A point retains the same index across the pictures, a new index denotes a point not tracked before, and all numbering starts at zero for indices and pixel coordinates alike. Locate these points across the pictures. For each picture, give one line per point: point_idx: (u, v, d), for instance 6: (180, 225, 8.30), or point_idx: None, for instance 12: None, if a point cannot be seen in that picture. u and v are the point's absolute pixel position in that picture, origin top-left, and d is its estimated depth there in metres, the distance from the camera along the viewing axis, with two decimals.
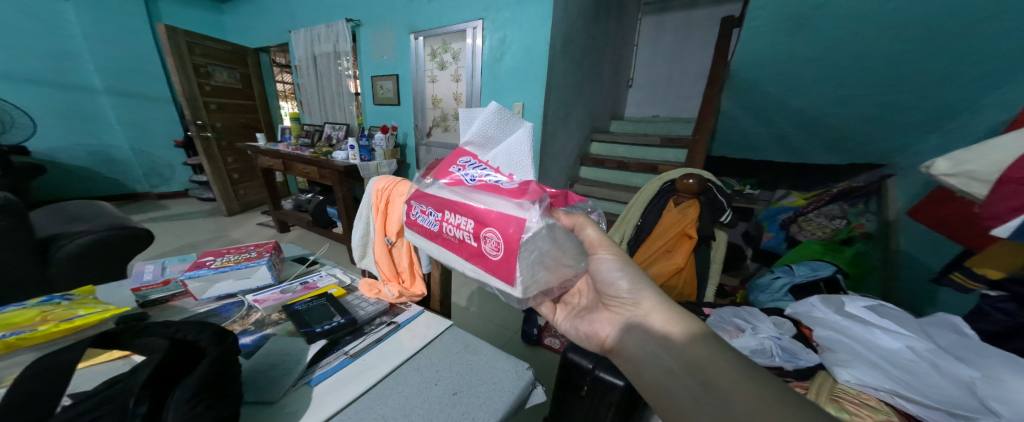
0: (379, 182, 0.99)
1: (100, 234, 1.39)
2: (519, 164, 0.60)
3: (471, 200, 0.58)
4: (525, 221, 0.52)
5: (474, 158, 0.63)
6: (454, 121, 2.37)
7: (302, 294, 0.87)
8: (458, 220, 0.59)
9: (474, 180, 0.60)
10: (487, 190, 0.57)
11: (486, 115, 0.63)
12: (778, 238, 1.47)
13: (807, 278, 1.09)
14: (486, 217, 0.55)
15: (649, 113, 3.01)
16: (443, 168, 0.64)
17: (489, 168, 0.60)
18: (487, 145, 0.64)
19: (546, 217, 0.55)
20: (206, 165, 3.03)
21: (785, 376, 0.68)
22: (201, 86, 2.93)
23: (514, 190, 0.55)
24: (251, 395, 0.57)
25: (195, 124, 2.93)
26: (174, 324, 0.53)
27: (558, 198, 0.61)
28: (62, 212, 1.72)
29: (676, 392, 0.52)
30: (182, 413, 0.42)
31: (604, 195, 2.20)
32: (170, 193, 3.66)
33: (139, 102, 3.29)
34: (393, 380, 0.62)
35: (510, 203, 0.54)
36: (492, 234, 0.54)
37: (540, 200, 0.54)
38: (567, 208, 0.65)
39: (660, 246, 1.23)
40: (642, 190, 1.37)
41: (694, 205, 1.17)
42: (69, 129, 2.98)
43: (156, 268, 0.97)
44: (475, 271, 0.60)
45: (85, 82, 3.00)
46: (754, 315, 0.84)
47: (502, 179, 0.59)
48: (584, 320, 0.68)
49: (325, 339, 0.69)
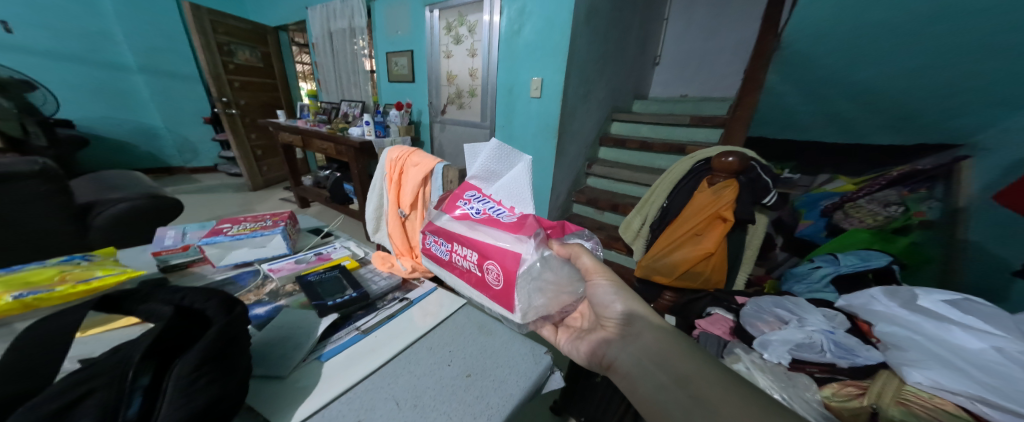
0: (392, 153, 0.95)
1: (132, 203, 1.44)
2: (520, 197, 0.64)
3: (475, 233, 0.60)
4: (521, 253, 0.54)
5: (479, 192, 0.66)
6: (469, 98, 2.26)
7: (317, 264, 0.85)
8: (463, 251, 0.61)
9: (478, 213, 0.62)
10: (488, 224, 0.59)
11: (490, 152, 0.67)
12: (817, 225, 1.36)
13: (854, 269, 1.00)
14: (487, 250, 0.57)
15: (676, 93, 2.81)
16: (452, 202, 0.66)
17: (492, 202, 0.64)
18: (490, 179, 0.67)
19: (542, 248, 0.56)
20: (232, 140, 3.06)
21: (837, 374, 0.66)
22: (225, 64, 2.93)
23: (511, 224, 0.58)
24: (261, 368, 0.54)
25: (220, 102, 2.94)
26: (181, 290, 0.50)
27: (554, 230, 0.60)
28: (99, 181, 1.77)
29: (668, 406, 0.48)
30: (183, 386, 0.39)
31: (624, 177, 2.10)
32: (201, 169, 3.73)
33: (174, 83, 3.35)
34: (402, 360, 0.58)
35: (510, 236, 0.56)
36: (492, 265, 0.56)
37: (536, 234, 0.55)
38: (562, 240, 0.61)
39: (689, 229, 1.15)
40: (673, 168, 1.28)
41: (731, 185, 1.07)
42: (105, 105, 3.05)
43: (177, 234, 0.95)
44: (479, 297, 0.61)
45: (119, 61, 3.04)
46: (801, 306, 0.82)
47: (503, 213, 0.62)
48: (586, 344, 0.61)
49: (337, 313, 0.67)
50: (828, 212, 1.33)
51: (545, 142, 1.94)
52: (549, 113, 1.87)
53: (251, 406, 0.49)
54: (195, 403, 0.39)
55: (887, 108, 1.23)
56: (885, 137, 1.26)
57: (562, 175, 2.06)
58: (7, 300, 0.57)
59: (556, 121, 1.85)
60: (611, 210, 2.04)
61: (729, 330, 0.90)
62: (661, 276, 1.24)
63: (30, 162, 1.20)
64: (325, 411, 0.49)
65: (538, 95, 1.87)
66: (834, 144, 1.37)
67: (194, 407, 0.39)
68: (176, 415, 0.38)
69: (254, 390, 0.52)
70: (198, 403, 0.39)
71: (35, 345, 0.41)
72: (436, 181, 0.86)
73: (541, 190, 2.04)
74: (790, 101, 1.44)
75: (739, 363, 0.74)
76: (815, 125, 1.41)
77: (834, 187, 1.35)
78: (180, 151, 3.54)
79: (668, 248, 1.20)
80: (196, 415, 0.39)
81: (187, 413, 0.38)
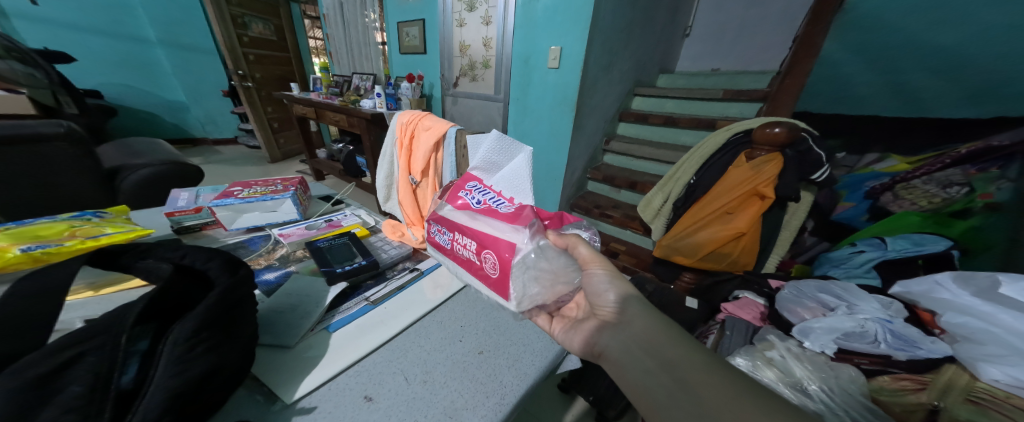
0: (404, 116, 0.93)
1: (156, 167, 1.46)
2: (520, 188, 0.58)
3: (474, 222, 0.55)
4: (516, 243, 0.49)
5: (480, 182, 0.60)
6: (483, 69, 2.13)
7: (327, 231, 0.81)
8: (463, 240, 0.56)
9: (478, 204, 0.57)
10: (486, 213, 0.54)
11: (493, 139, 0.61)
12: (858, 208, 1.21)
13: (903, 254, 0.92)
14: (484, 237, 0.52)
15: (707, 67, 2.60)
16: (452, 192, 0.61)
17: (492, 193, 0.58)
18: (491, 170, 0.61)
19: (538, 238, 0.51)
20: (251, 115, 3.05)
21: (890, 367, 0.62)
22: (240, 37, 2.85)
23: (507, 214, 0.53)
24: (267, 337, 0.51)
25: (236, 74, 2.88)
26: (182, 248, 0.45)
27: (553, 221, 0.56)
28: (125, 147, 1.79)
29: (652, 393, 0.42)
30: (178, 353, 0.36)
31: (645, 154, 1.99)
32: (223, 141, 3.74)
33: (195, 56, 3.31)
34: (412, 334, 0.55)
35: (506, 226, 0.52)
36: (490, 252, 0.51)
37: (533, 223, 0.51)
38: (559, 230, 0.56)
39: (720, 206, 1.06)
40: (706, 141, 1.18)
41: (774, 160, 0.98)
42: (125, 76, 3.04)
43: (191, 196, 0.93)
44: (475, 280, 0.57)
45: (139, 33, 2.99)
46: (853, 292, 0.75)
47: (502, 201, 0.57)
48: (577, 332, 0.53)
49: (346, 282, 0.63)
50: (874, 194, 1.18)
51: (562, 116, 1.81)
52: (567, 85, 1.73)
53: (255, 375, 0.46)
54: (191, 371, 0.36)
55: None
56: (956, 110, 1.13)
57: (579, 151, 1.95)
58: (16, 253, 0.54)
59: (576, 94, 1.71)
60: (629, 187, 1.95)
61: (760, 315, 0.85)
62: (682, 257, 1.18)
63: (54, 124, 1.20)
64: (331, 384, 0.46)
65: (556, 65, 1.73)
66: (894, 117, 1.24)
67: (189, 375, 0.35)
68: (169, 385, 0.34)
69: (260, 359, 0.49)
70: (194, 372, 0.36)
71: (42, 302, 0.37)
72: (449, 147, 0.82)
73: (557, 166, 1.94)
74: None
75: (773, 350, 0.69)
76: (876, 96, 1.28)
77: (885, 166, 1.20)
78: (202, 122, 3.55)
79: (692, 228, 1.13)
80: (191, 385, 0.35)
81: (182, 383, 0.35)
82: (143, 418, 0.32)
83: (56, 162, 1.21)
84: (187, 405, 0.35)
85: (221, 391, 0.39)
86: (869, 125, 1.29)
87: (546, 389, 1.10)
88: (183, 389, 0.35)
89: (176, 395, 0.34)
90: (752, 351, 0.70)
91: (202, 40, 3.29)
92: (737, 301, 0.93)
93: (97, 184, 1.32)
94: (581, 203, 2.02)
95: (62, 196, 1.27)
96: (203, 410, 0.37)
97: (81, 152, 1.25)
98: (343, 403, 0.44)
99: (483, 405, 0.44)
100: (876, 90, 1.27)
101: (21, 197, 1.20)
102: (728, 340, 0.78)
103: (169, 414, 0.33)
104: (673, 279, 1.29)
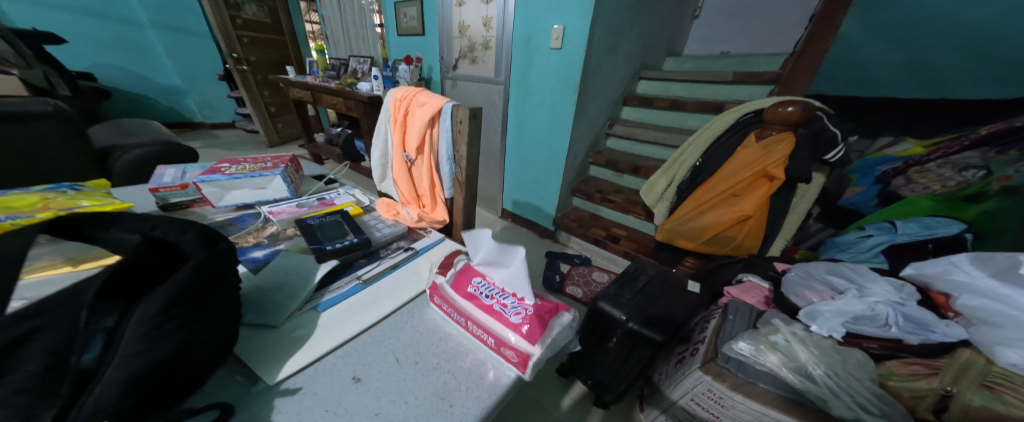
0: (398, 93, 0.91)
1: (150, 148, 1.42)
2: (520, 283, 0.45)
3: (482, 320, 0.45)
4: (529, 353, 0.41)
5: (485, 279, 0.49)
6: (483, 51, 2.03)
7: (319, 209, 0.79)
8: (475, 331, 0.46)
9: (487, 297, 0.47)
10: (495, 316, 0.44)
11: (488, 233, 0.49)
12: (868, 193, 1.14)
13: (914, 238, 0.89)
14: (496, 336, 0.43)
15: (716, 50, 2.48)
16: (459, 281, 0.50)
17: (498, 291, 0.47)
18: (493, 262, 0.49)
19: (548, 340, 0.42)
20: (246, 97, 2.99)
21: (901, 352, 0.61)
22: (233, 19, 2.76)
23: (518, 323, 0.42)
24: (252, 316, 0.49)
25: (230, 57, 2.82)
26: (153, 219, 0.42)
27: (548, 312, 0.43)
28: (116, 127, 1.74)
29: None
30: (144, 330, 0.33)
31: (649, 137, 1.94)
32: (220, 125, 3.68)
33: (189, 39, 3.20)
34: (406, 313, 0.52)
35: (515, 334, 0.42)
36: (506, 350, 0.42)
37: (544, 327, 0.42)
38: (558, 320, 0.44)
39: (726, 188, 1.04)
40: (714, 121, 1.13)
41: (786, 140, 0.94)
42: (120, 59, 2.93)
43: (177, 172, 0.90)
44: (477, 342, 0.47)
45: (131, 16, 2.85)
46: (864, 274, 0.73)
47: (506, 299, 0.45)
48: None
49: (336, 260, 0.61)
50: (885, 178, 1.10)
51: (565, 99, 1.75)
52: (570, 67, 1.66)
53: (237, 355, 0.44)
54: (158, 350, 0.33)
55: (993, 59, 1.01)
56: (982, 90, 1.03)
57: (581, 136, 1.90)
58: None
59: (579, 76, 1.65)
60: (631, 172, 1.91)
61: (764, 299, 0.83)
62: (685, 240, 1.16)
63: (43, 101, 1.19)
64: (318, 364, 0.44)
65: (558, 46, 1.66)
66: (911, 100, 1.14)
67: (155, 355, 0.33)
68: (132, 364, 0.32)
69: (243, 339, 0.46)
70: (162, 350, 0.34)
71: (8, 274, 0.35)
72: (444, 122, 0.79)
73: (558, 150, 1.89)
74: (863, 49, 1.22)
75: (778, 334, 0.67)
76: (894, 79, 1.18)
77: (897, 151, 1.11)
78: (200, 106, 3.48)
79: (697, 211, 1.11)
80: (159, 365, 0.33)
81: (149, 362, 0.33)
82: (100, 398, 0.30)
83: (46, 141, 1.18)
84: (154, 386, 0.33)
85: (194, 372, 0.37)
86: (883, 109, 1.18)
87: (545, 373, 1.09)
88: (150, 367, 0.33)
89: (141, 374, 0.32)
90: (756, 335, 0.70)
91: (195, 23, 3.16)
92: (741, 284, 0.91)
93: (90, 165, 1.30)
94: (583, 188, 1.99)
95: (54, 176, 1.24)
96: (172, 392, 0.35)
97: (70, 132, 1.22)
98: (329, 384, 0.41)
99: (478, 386, 0.42)
100: (897, 71, 1.17)
101: (15, 176, 1.18)
102: (731, 324, 0.77)
103: (133, 394, 0.31)
104: (675, 263, 1.28)
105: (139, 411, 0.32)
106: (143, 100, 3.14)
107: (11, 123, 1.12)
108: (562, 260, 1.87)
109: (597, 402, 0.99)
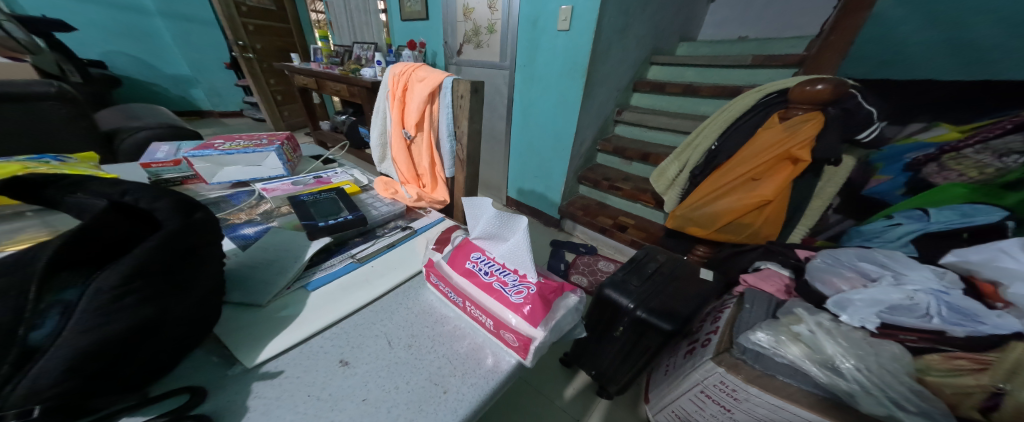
0: (398, 67, 0.86)
1: (153, 130, 1.37)
2: (524, 259, 0.40)
3: (482, 301, 0.41)
4: (531, 336, 0.37)
5: (485, 254, 0.44)
6: (488, 35, 1.94)
7: (314, 187, 0.75)
8: (473, 313, 0.42)
9: (487, 275, 0.42)
10: (496, 295, 0.40)
11: (488, 201, 0.44)
12: (896, 182, 1.03)
13: (948, 226, 0.83)
14: (495, 318, 0.39)
15: (733, 35, 2.29)
16: (458, 256, 0.45)
17: (500, 267, 0.42)
18: (494, 237, 0.44)
19: (553, 322, 0.38)
20: (253, 86, 2.96)
21: (942, 345, 0.56)
22: (237, 6, 2.68)
23: (519, 303, 0.38)
24: (237, 294, 0.46)
25: (236, 45, 2.77)
26: (124, 184, 0.39)
27: (553, 293, 0.39)
28: (120, 110, 1.72)
29: None
30: (100, 304, 0.30)
31: (659, 124, 1.86)
32: (229, 114, 3.54)
33: (196, 28, 3.05)
34: (400, 294, 0.48)
35: (516, 315, 0.38)
36: (506, 333, 0.38)
37: (549, 308, 0.38)
38: (562, 301, 0.40)
39: (744, 172, 0.99)
40: (733, 102, 1.06)
41: (813, 120, 0.87)
42: (136, 48, 2.86)
43: (171, 149, 0.86)
44: (476, 326, 0.43)
45: (138, 3, 2.74)
46: (901, 261, 0.69)
47: (506, 276, 0.41)
48: None
49: (330, 237, 0.57)
50: (915, 166, 0.99)
51: (572, 84, 1.67)
52: (578, 50, 1.58)
53: (217, 336, 0.41)
54: (112, 326, 0.30)
55: None
56: None
57: (588, 123, 1.83)
58: None
59: (588, 59, 1.56)
60: (640, 160, 1.84)
61: (785, 288, 0.79)
62: (698, 227, 1.12)
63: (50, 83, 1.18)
64: (303, 347, 0.40)
65: (565, 28, 1.57)
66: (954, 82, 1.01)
67: (110, 331, 0.30)
68: (80, 341, 0.28)
69: (224, 318, 0.43)
70: (119, 325, 0.30)
71: None
72: (444, 97, 0.74)
73: (565, 137, 1.83)
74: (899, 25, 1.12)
75: (801, 325, 0.63)
76: None
77: (930, 136, 1.00)
78: (208, 95, 3.34)
79: (711, 197, 1.06)
80: (114, 342, 0.30)
81: (102, 338, 0.29)
82: (41, 377, 0.27)
83: None
84: (108, 366, 0.30)
85: (161, 352, 0.33)
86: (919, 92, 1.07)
87: (547, 362, 1.06)
88: (102, 345, 0.29)
89: (90, 352, 0.29)
90: (776, 325, 0.65)
91: (201, 10, 3.01)
92: (759, 272, 0.86)
93: (96, 147, 1.29)
94: (589, 176, 1.93)
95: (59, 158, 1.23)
96: (132, 372, 0.32)
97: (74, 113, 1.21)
98: (313, 368, 0.38)
99: (475, 372, 0.38)
100: (936, 51, 1.05)
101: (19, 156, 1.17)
102: (748, 314, 0.72)
103: (80, 373, 0.28)
104: (686, 251, 1.24)
105: (89, 391, 0.29)
106: (152, 89, 3.03)
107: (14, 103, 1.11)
108: (567, 249, 1.83)
109: (600, 392, 0.96)
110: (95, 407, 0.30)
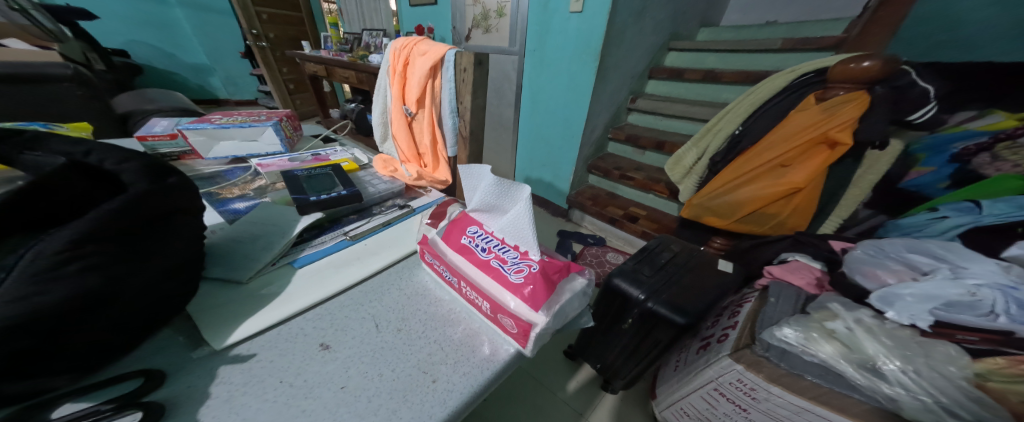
0: (398, 41, 0.81)
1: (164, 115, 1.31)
2: (527, 235, 0.36)
3: (478, 281, 0.36)
4: (532, 322, 0.32)
5: (482, 229, 0.40)
6: (498, 18, 1.85)
7: (312, 163, 0.71)
8: (469, 295, 0.37)
9: (485, 253, 0.38)
10: (495, 275, 0.35)
11: (488, 169, 0.39)
12: (940, 173, 0.92)
13: (1004, 219, 0.73)
14: (492, 300, 0.34)
15: (759, 19, 2.15)
16: (454, 232, 0.40)
17: (499, 243, 0.38)
18: (495, 212, 0.40)
19: (555, 306, 0.33)
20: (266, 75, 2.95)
21: (1006, 347, 0.50)
22: None
23: (518, 283, 0.33)
24: (218, 269, 0.42)
25: (251, 34, 2.74)
26: (86, 143, 0.35)
27: (559, 273, 0.34)
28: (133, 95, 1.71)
29: None
30: (35, 269, 0.26)
31: (675, 112, 1.77)
32: (245, 103, 3.55)
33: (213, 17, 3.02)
34: (393, 274, 0.44)
35: (514, 300, 0.33)
36: (504, 318, 0.34)
37: (553, 289, 0.33)
38: (568, 283, 0.35)
39: (773, 157, 0.91)
40: (763, 84, 0.98)
41: (856, 100, 0.79)
42: (155, 37, 2.84)
43: (169, 123, 0.83)
44: (472, 310, 0.38)
45: None
46: (958, 252, 0.62)
47: (506, 253, 0.37)
48: None
49: (321, 213, 0.53)
50: (963, 157, 0.88)
51: (584, 69, 1.59)
52: (591, 32, 1.49)
53: (189, 314, 0.37)
54: (46, 297, 0.26)
55: None
56: None
57: (600, 110, 1.74)
58: None
59: (601, 41, 1.47)
60: (654, 149, 1.76)
61: (815, 282, 0.73)
62: (716, 217, 1.04)
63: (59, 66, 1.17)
64: (283, 328, 0.37)
65: (579, 9, 1.48)
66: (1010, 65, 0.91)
67: (41, 303, 0.26)
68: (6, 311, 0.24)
69: (202, 295, 0.39)
70: (52, 298, 0.26)
71: None
72: (446, 70, 0.69)
73: (576, 125, 1.75)
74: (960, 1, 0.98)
75: (837, 321, 0.57)
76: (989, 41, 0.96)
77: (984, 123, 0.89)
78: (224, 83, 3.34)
79: (733, 184, 0.98)
80: (47, 318, 0.26)
81: (31, 311, 0.25)
82: None
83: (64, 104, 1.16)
84: (40, 343, 0.26)
85: (110, 329, 0.30)
86: None
87: (551, 353, 1.02)
88: (31, 321, 0.25)
89: (16, 328, 0.25)
90: (807, 321, 0.59)
91: None
92: (785, 264, 0.80)
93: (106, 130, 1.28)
94: (600, 165, 1.85)
95: None
96: (76, 352, 0.28)
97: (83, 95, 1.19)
98: (292, 350, 0.34)
99: (468, 360, 0.34)
100: None
101: None
102: (772, 308, 0.66)
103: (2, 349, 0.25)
104: (702, 241, 1.18)
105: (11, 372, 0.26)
106: (170, 77, 3.01)
107: (24, 85, 1.09)
108: (575, 240, 1.78)
109: (605, 386, 0.92)
110: (13, 393, 0.26)
